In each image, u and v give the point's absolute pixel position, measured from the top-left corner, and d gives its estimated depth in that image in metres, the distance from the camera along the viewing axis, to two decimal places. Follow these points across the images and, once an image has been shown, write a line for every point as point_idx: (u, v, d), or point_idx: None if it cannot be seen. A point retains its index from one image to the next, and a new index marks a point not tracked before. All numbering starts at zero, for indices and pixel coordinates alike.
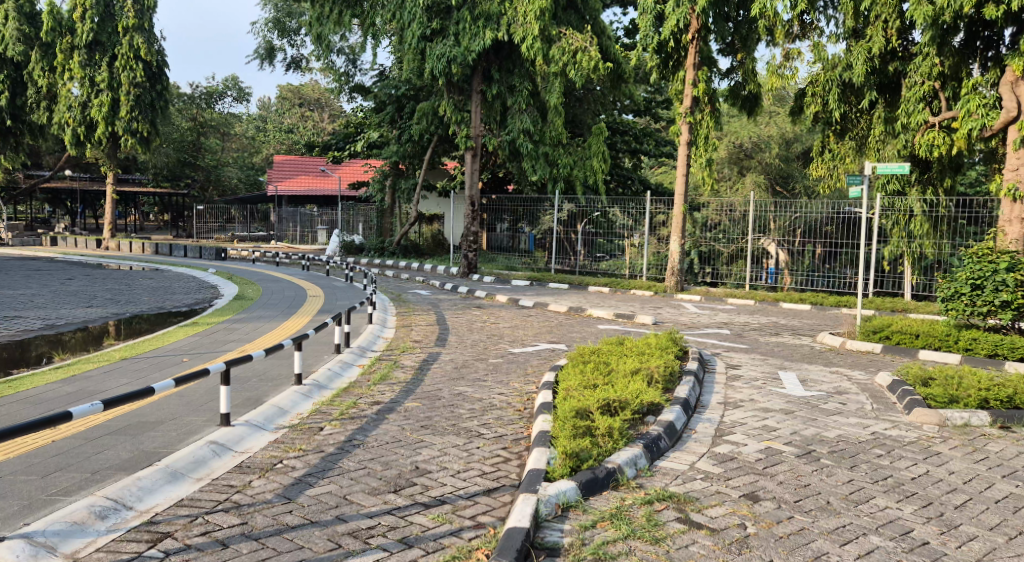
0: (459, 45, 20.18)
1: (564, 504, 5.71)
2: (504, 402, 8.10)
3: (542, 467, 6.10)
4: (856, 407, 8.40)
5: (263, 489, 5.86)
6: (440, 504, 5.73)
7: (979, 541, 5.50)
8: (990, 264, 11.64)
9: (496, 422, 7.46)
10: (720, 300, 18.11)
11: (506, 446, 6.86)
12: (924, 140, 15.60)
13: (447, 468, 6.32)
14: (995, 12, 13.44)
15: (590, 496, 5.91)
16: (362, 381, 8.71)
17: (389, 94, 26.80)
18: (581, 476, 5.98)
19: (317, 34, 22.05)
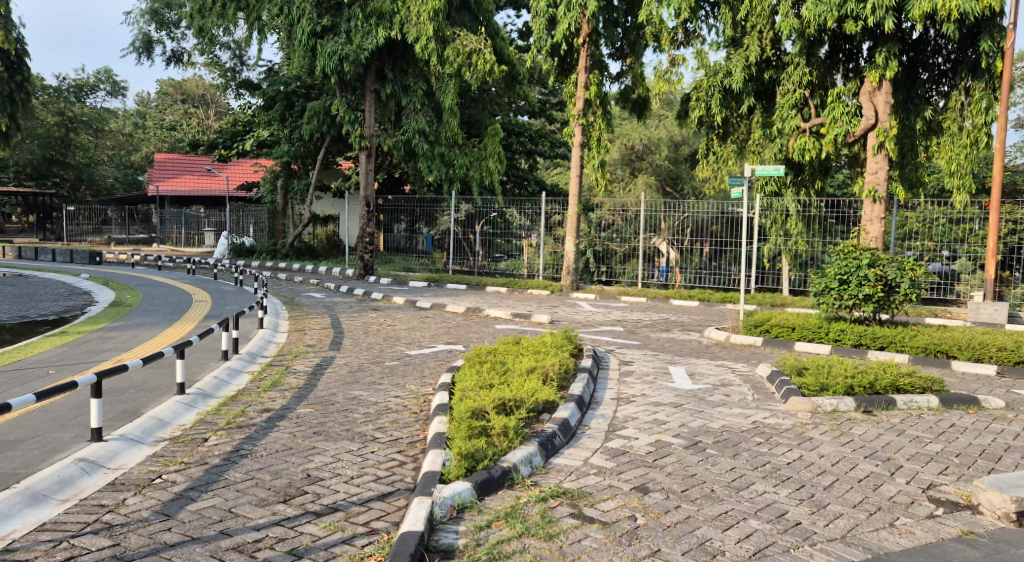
0: (351, 44, 19.91)
1: (459, 506, 5.73)
2: (399, 404, 8.06)
3: (437, 469, 6.09)
4: (739, 399, 8.74)
5: (138, 507, 5.63)
6: (331, 512, 5.65)
7: (844, 519, 5.85)
8: (854, 260, 12.35)
9: (390, 425, 7.41)
10: (614, 299, 18.49)
11: (400, 449, 6.83)
12: (796, 144, 16.60)
13: (339, 474, 6.23)
14: (855, 28, 14.61)
15: (484, 496, 5.95)
16: (251, 389, 8.49)
17: (278, 91, 26.25)
18: (477, 476, 6.02)
19: (198, 27, 21.23)
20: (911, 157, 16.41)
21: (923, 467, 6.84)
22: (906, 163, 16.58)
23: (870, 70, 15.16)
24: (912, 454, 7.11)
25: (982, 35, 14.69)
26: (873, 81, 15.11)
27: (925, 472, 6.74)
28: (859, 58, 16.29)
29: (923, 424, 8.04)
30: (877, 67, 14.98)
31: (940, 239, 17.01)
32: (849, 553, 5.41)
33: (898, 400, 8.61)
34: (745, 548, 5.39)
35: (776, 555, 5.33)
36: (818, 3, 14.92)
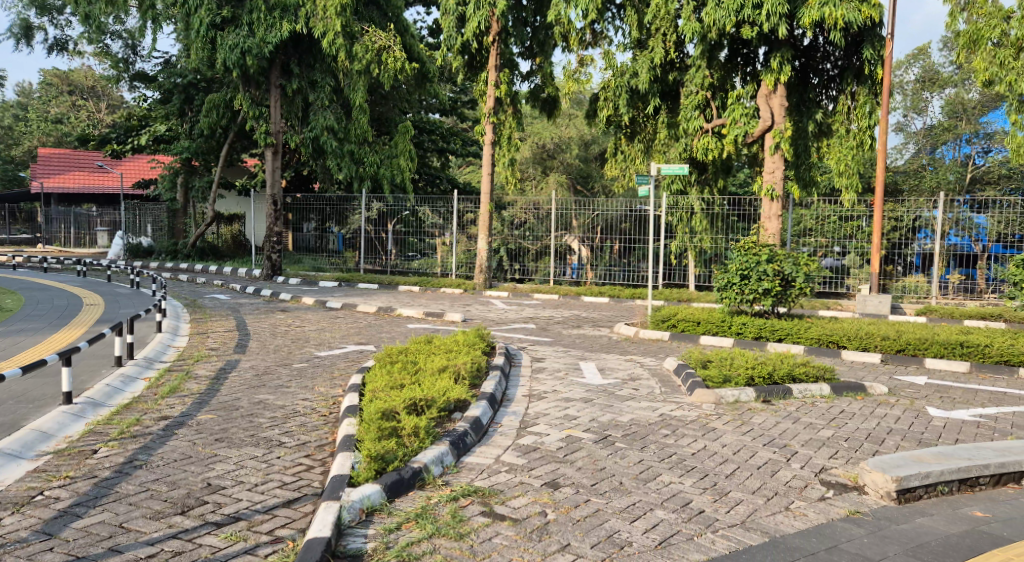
0: (253, 36, 19.41)
1: (368, 509, 5.67)
2: (307, 407, 7.91)
3: (346, 472, 6.01)
4: (646, 392, 8.93)
5: (18, 526, 5.36)
6: (233, 521, 5.50)
7: (744, 505, 6.05)
8: (754, 255, 12.70)
9: (298, 429, 7.27)
10: (526, 296, 18.62)
11: (308, 453, 6.71)
12: (699, 144, 17.08)
13: (242, 482, 6.08)
14: (751, 33, 15.36)
15: (394, 497, 5.90)
16: (147, 396, 8.19)
17: (174, 83, 25.36)
18: (387, 478, 5.96)
19: (85, 15, 20.35)
20: (805, 157, 17.50)
21: (816, 452, 7.13)
22: (801, 163, 17.69)
23: (765, 73, 15.99)
24: (806, 441, 7.41)
25: (864, 44, 15.83)
26: (767, 84, 15.85)
27: (818, 457, 7.03)
28: (757, 63, 17.05)
29: (817, 411, 8.39)
30: (771, 71, 15.79)
31: (832, 236, 17.55)
32: (748, 538, 5.60)
33: (794, 389, 8.96)
34: (651, 538, 5.51)
35: (680, 544, 5.46)
36: (718, 8, 15.47)
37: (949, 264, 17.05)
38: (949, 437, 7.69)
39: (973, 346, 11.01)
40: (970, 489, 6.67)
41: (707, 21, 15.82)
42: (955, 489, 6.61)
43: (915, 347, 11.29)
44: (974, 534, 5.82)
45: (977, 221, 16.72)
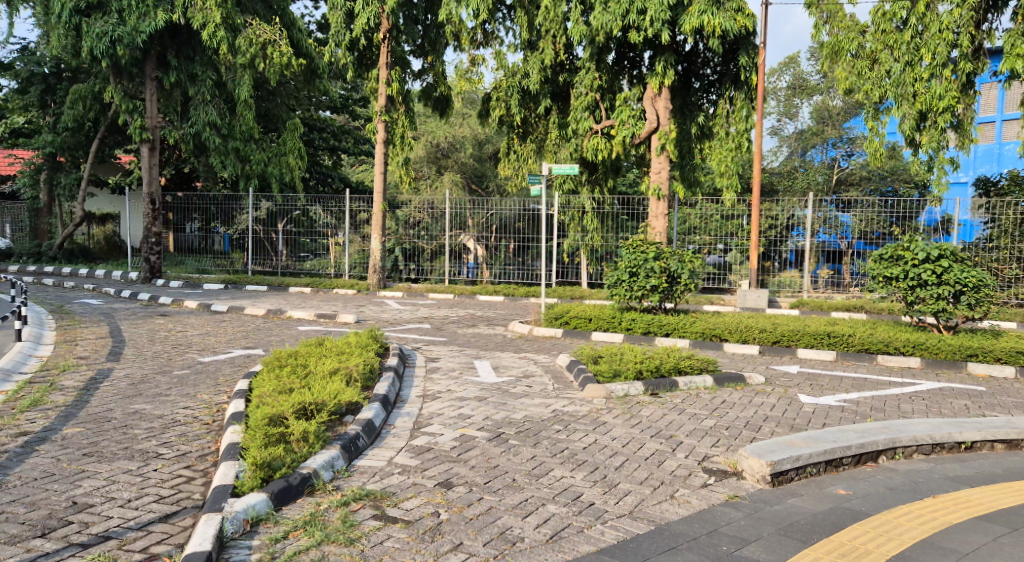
0: (124, 25, 18.48)
1: (253, 519, 5.51)
2: (188, 416, 7.62)
3: (229, 482, 5.82)
4: (540, 389, 9.01)
5: None
6: (102, 541, 5.25)
7: (632, 495, 6.19)
8: (642, 253, 13.04)
9: (178, 439, 7.00)
10: (421, 296, 18.51)
11: (189, 464, 6.46)
12: (589, 145, 17.38)
13: (113, 499, 5.79)
14: (637, 38, 15.80)
15: (282, 506, 5.75)
16: (6, 411, 7.69)
17: (35, 73, 23.89)
18: (273, 486, 5.81)
19: None
20: (689, 159, 18.01)
21: (699, 441, 7.37)
22: (686, 164, 18.16)
23: (650, 77, 16.43)
24: (691, 431, 7.65)
25: (740, 52, 16.59)
26: (653, 88, 16.33)
27: (700, 446, 7.27)
28: (643, 66, 17.43)
29: (700, 402, 8.67)
30: (656, 75, 16.27)
31: (715, 234, 18.37)
32: (635, 527, 5.74)
33: (680, 381, 9.22)
34: (542, 532, 5.57)
35: (570, 536, 5.54)
36: (604, 12, 15.85)
37: (818, 260, 18.02)
38: (817, 421, 8.09)
39: (838, 336, 11.69)
40: (836, 469, 7.02)
41: (595, 25, 16.17)
42: (823, 470, 6.94)
43: (789, 339, 11.86)
44: (839, 512, 6.16)
45: (842, 219, 17.80)
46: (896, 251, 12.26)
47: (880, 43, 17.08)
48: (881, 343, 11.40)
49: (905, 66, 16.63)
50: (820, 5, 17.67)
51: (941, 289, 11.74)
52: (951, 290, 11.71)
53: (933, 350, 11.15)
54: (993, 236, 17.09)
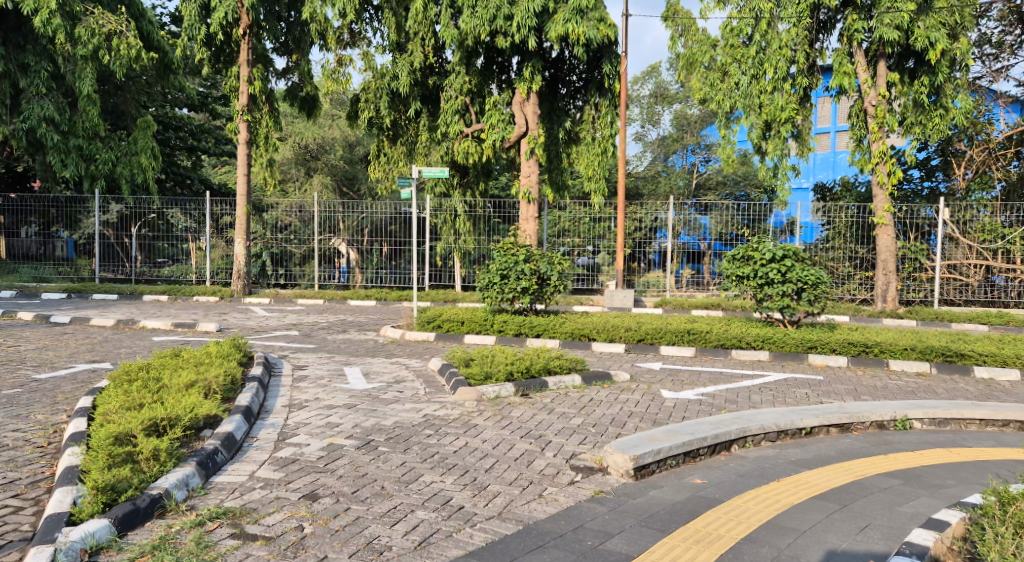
0: None
1: (92, 548, 5.20)
2: (21, 440, 7.09)
3: (65, 510, 5.47)
4: (411, 394, 8.93)
5: None
6: None
7: (500, 496, 6.23)
8: (513, 255, 13.15)
9: (6, 466, 6.49)
10: (289, 302, 18.01)
11: (19, 493, 6.01)
12: (460, 148, 17.45)
13: None
14: (505, 43, 16.01)
15: (127, 531, 5.45)
16: None
17: None
18: (117, 510, 5.49)
19: None
20: (557, 162, 18.39)
21: (567, 439, 7.50)
22: (554, 167, 18.51)
23: (519, 82, 16.67)
24: (559, 429, 7.77)
25: (604, 60, 17.05)
26: (522, 92, 16.60)
27: (568, 444, 7.40)
28: (511, 71, 17.76)
29: (569, 401, 8.83)
30: (524, 80, 16.53)
31: (586, 236, 18.55)
32: (503, 528, 5.78)
33: (550, 381, 9.37)
34: (410, 539, 5.53)
35: (439, 541, 5.52)
36: (472, 16, 16.03)
37: (681, 260, 18.66)
38: (677, 415, 8.40)
39: (698, 333, 12.17)
40: (693, 460, 7.30)
41: (464, 29, 16.29)
42: (681, 461, 7.21)
43: (652, 337, 12.28)
44: (695, 500, 6.41)
45: (702, 222, 18.52)
46: (747, 251, 12.97)
47: (729, 57, 17.89)
48: (735, 339, 11.99)
49: (751, 79, 17.61)
50: (676, 19, 18.65)
51: (786, 287, 12.44)
52: (794, 287, 12.43)
53: (779, 343, 11.83)
54: (830, 236, 18.29)
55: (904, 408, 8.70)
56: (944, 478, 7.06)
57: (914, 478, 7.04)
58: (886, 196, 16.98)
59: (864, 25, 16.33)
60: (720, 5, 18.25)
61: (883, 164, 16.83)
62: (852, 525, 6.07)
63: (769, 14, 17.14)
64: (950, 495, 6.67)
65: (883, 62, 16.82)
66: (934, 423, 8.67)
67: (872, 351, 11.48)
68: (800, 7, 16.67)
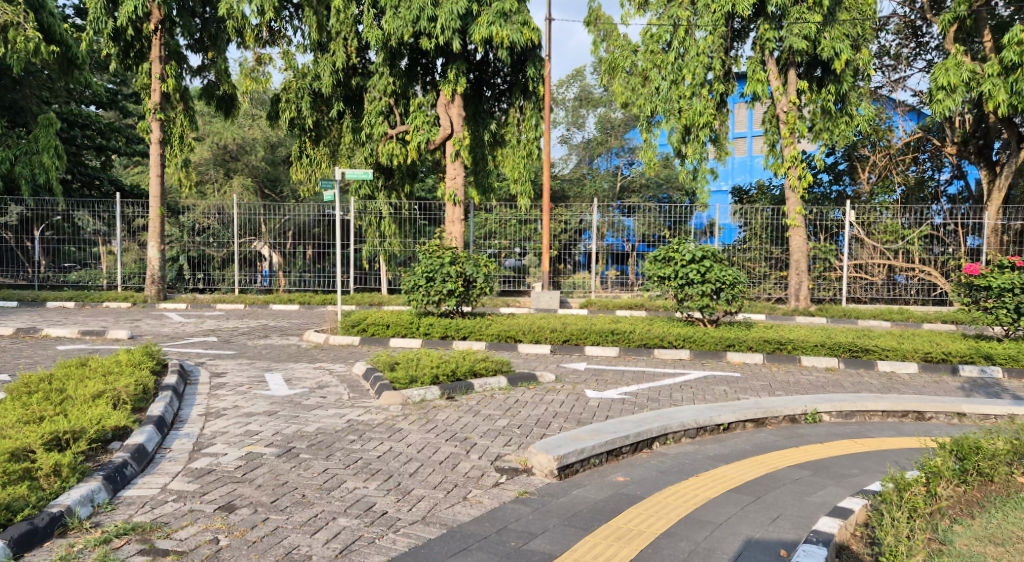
0: None
1: None
2: None
3: None
4: (335, 399, 8.80)
5: None
6: None
7: (424, 500, 6.20)
8: (438, 258, 13.12)
9: None
10: (207, 307, 17.55)
11: None
12: (384, 150, 17.30)
13: None
14: (429, 44, 15.96)
15: (25, 552, 5.23)
16: None
17: None
18: (13, 530, 5.25)
19: None
20: (484, 165, 18.49)
21: (492, 441, 7.51)
22: (479, 170, 18.65)
23: (443, 84, 16.66)
24: (485, 432, 7.77)
25: (528, 63, 17.19)
26: (446, 94, 16.58)
27: (493, 446, 7.41)
28: (435, 73, 17.81)
29: (495, 403, 8.84)
30: (449, 82, 16.51)
31: (512, 238, 18.62)
32: (427, 532, 5.75)
33: (475, 383, 9.37)
34: (331, 547, 5.45)
35: (361, 548, 5.46)
36: (395, 17, 15.93)
37: (607, 261, 18.91)
38: (601, 414, 8.50)
39: (621, 333, 12.36)
40: (615, 458, 7.40)
41: (387, 29, 16.16)
42: (604, 460, 7.30)
43: (577, 338, 12.40)
44: (617, 498, 6.49)
45: (626, 223, 18.80)
46: (668, 252, 13.18)
47: (650, 63, 18.19)
48: (657, 338, 12.21)
49: (671, 84, 17.92)
50: (598, 24, 19.06)
51: (705, 287, 12.72)
52: (713, 287, 12.72)
53: (699, 342, 12.09)
54: (747, 237, 18.72)
55: (813, 402, 9.00)
56: (849, 467, 7.34)
57: (823, 469, 7.29)
58: (797, 199, 17.55)
59: (775, 35, 16.83)
60: (640, 11, 18.60)
61: (794, 168, 17.39)
62: (764, 515, 6.25)
63: (686, 22, 17.54)
64: (854, 484, 6.93)
65: (793, 70, 17.37)
66: (841, 415, 9.00)
67: (786, 347, 11.85)
68: (715, 16, 17.06)
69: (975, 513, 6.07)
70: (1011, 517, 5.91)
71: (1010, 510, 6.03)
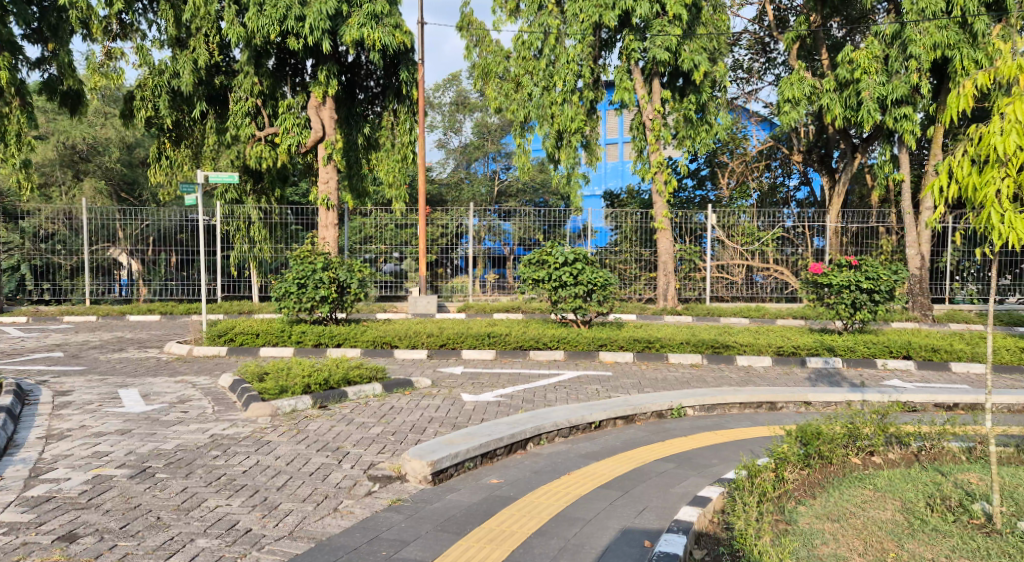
0: None
1: None
2: None
3: None
4: (197, 414, 8.37)
5: None
6: None
7: (292, 514, 5.98)
8: (310, 264, 12.80)
9: None
10: (53, 319, 16.39)
11: None
12: (253, 152, 16.80)
13: None
14: (297, 45, 15.49)
15: None
16: None
17: None
18: None
19: None
20: (357, 168, 18.20)
21: (365, 450, 7.34)
22: (353, 173, 18.30)
23: (314, 86, 16.16)
24: (358, 440, 7.59)
25: (401, 67, 17.10)
26: (317, 96, 16.19)
27: (366, 454, 7.24)
28: (305, 74, 17.45)
29: (369, 411, 8.66)
30: (319, 84, 16.11)
31: (390, 243, 18.47)
32: (293, 547, 5.56)
33: (349, 391, 9.16)
34: None
35: None
36: (259, 15, 15.37)
37: (486, 265, 19.01)
38: (476, 417, 8.48)
39: (497, 336, 12.41)
40: (490, 460, 7.38)
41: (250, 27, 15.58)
42: (479, 463, 7.27)
43: (454, 342, 12.40)
44: (491, 500, 6.48)
45: (504, 227, 18.90)
46: (541, 255, 13.27)
47: (522, 69, 18.31)
48: (532, 340, 12.30)
49: (543, 91, 18.17)
50: (470, 29, 19.02)
51: (577, 289, 12.95)
52: (585, 289, 12.97)
53: (573, 343, 12.29)
54: (618, 240, 19.14)
55: (679, 397, 9.29)
56: (709, 458, 7.60)
57: (687, 461, 7.54)
58: (664, 203, 18.21)
59: (640, 45, 17.34)
60: (512, 18, 18.75)
61: (660, 173, 17.97)
62: (631, 508, 6.38)
63: (556, 30, 17.81)
64: (714, 473, 7.19)
65: (657, 80, 17.96)
66: (703, 408, 9.33)
67: (654, 346, 12.19)
68: (583, 25, 17.39)
69: (817, 493, 6.46)
70: (847, 495, 6.36)
71: (845, 489, 6.49)
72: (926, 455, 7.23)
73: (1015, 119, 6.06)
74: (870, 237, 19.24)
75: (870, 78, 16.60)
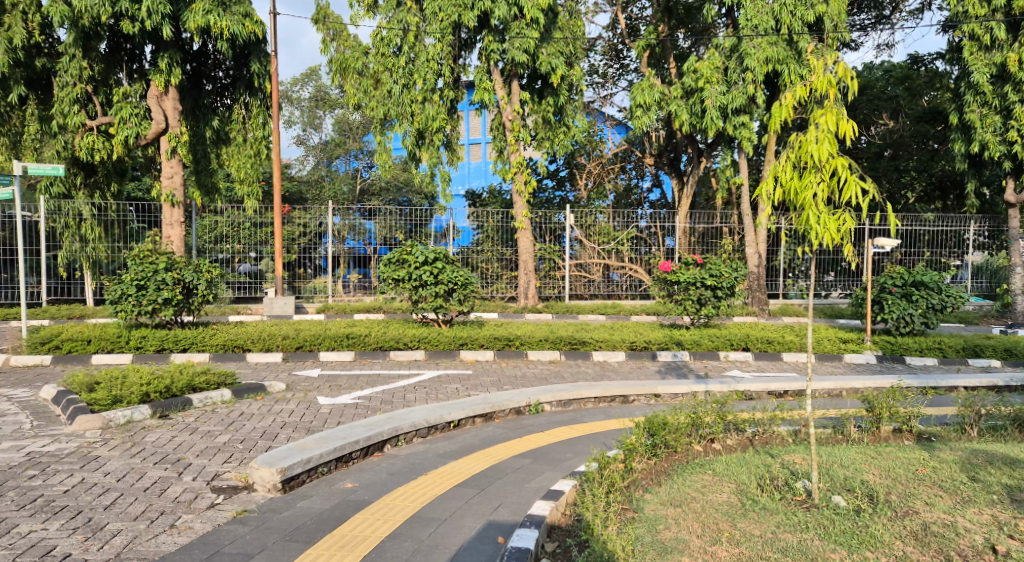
0: None
1: None
2: None
3: None
4: (12, 430, 7.65)
5: None
6: None
7: (120, 535, 5.56)
8: (150, 264, 12.01)
9: None
10: None
11: None
12: (83, 143, 15.73)
13: None
14: (133, 29, 14.55)
15: None
16: None
17: None
18: None
19: None
20: (205, 163, 17.13)
21: (209, 460, 6.93)
22: (202, 169, 17.26)
23: (153, 74, 15.23)
24: (201, 450, 7.15)
25: (251, 58, 16.25)
26: (158, 85, 15.21)
27: (210, 465, 6.83)
28: (143, 60, 16.31)
29: (216, 418, 8.19)
30: (160, 72, 15.14)
31: (246, 242, 18.03)
32: None
33: (194, 399, 8.64)
34: None
35: None
36: None
37: (348, 265, 18.73)
38: (332, 421, 8.18)
39: (356, 337, 12.08)
40: (344, 465, 7.13)
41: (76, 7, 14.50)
42: (333, 468, 7.01)
43: (311, 343, 11.96)
44: (343, 505, 6.24)
45: (366, 227, 18.51)
46: (401, 254, 12.95)
47: (381, 65, 17.91)
48: (391, 341, 12.06)
49: (402, 88, 17.85)
50: (326, 22, 18.46)
51: (438, 288, 12.81)
52: (445, 288, 12.86)
53: (433, 342, 12.14)
54: (481, 239, 19.08)
55: (535, 393, 9.32)
56: (563, 452, 7.66)
57: (542, 455, 7.56)
58: (524, 203, 18.27)
59: (499, 47, 17.42)
60: (369, 13, 18.35)
61: (520, 173, 18.07)
62: (486, 505, 6.31)
63: (415, 27, 17.53)
64: (568, 466, 7.24)
65: (516, 81, 18.00)
66: (559, 404, 9.40)
67: (514, 343, 12.24)
68: (442, 24, 17.22)
69: (662, 481, 6.62)
70: (688, 480, 6.55)
71: (687, 475, 6.68)
72: (759, 439, 7.58)
73: (827, 129, 6.46)
74: (715, 237, 19.99)
75: (712, 88, 17.26)
